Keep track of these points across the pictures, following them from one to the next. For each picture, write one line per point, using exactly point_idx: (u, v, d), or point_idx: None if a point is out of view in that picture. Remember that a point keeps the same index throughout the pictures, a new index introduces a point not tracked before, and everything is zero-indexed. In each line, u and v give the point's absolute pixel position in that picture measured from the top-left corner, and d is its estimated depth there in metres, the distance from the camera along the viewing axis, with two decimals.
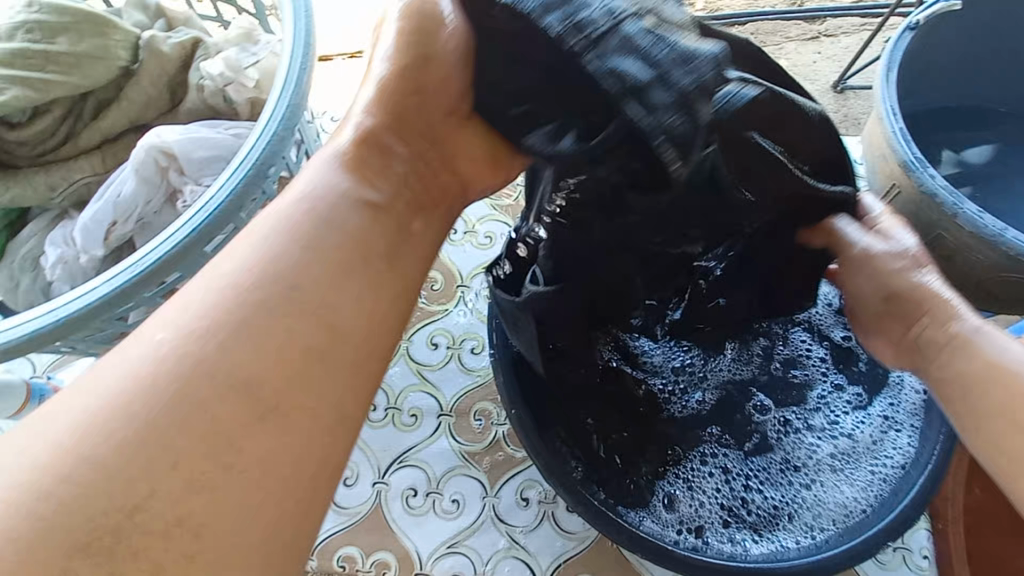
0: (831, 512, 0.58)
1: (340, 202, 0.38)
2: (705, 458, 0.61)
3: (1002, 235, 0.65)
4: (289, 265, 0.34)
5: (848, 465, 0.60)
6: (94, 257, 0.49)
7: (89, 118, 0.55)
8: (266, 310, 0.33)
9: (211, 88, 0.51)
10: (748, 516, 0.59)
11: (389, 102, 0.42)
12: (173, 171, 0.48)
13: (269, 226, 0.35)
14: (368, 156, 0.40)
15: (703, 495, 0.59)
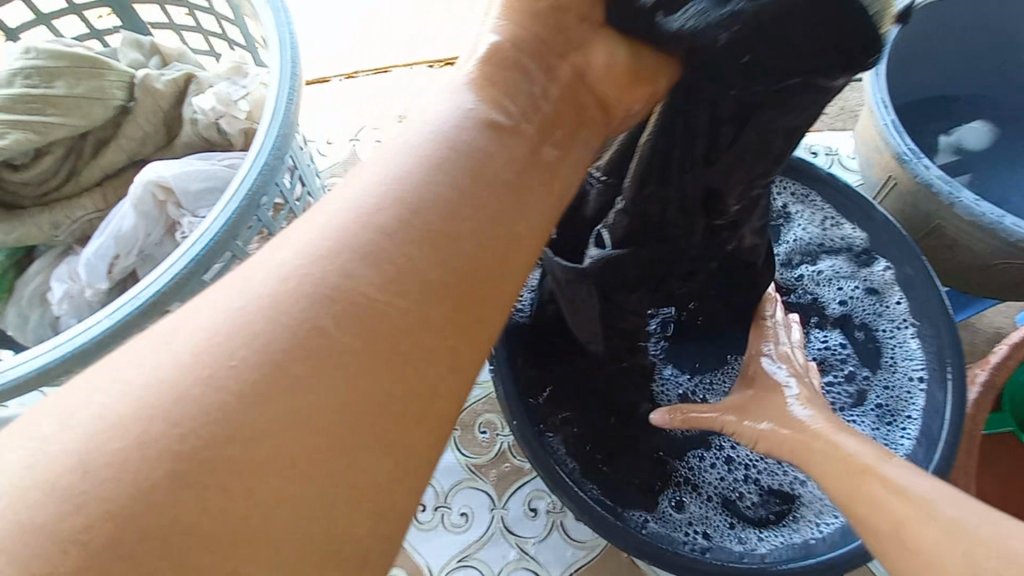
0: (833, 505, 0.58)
1: (467, 150, 0.30)
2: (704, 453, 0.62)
3: (1000, 222, 0.64)
4: (413, 218, 0.27)
5: None
6: (98, 291, 0.50)
7: (89, 156, 0.56)
8: (388, 271, 0.26)
9: (204, 121, 0.53)
10: (748, 511, 0.59)
11: (521, 16, 0.34)
12: (170, 204, 0.49)
13: (394, 170, 0.29)
14: (502, 79, 0.33)
15: (703, 493, 0.60)
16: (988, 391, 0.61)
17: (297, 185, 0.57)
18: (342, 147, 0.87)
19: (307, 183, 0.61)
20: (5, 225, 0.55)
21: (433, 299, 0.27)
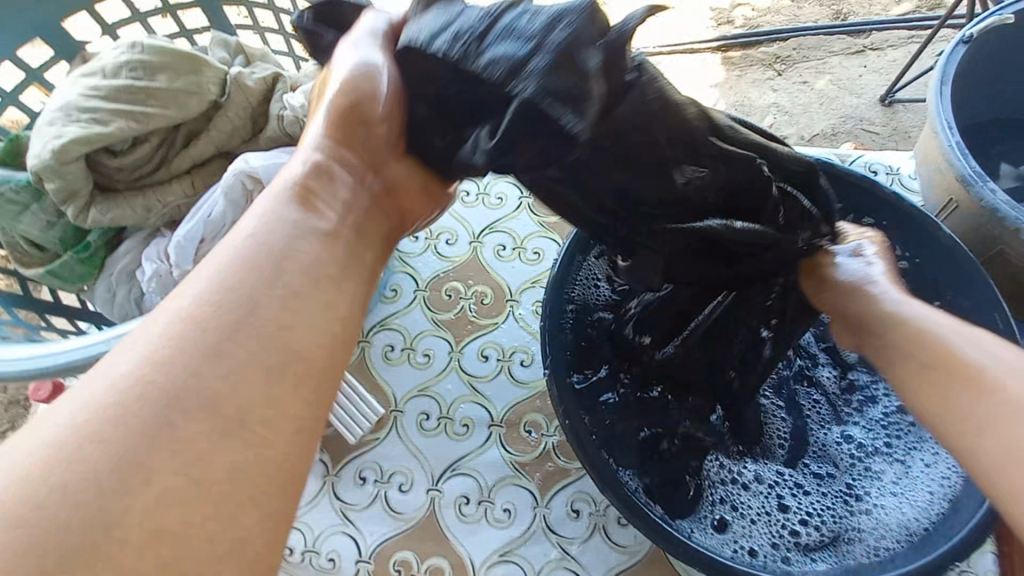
0: (893, 530, 0.56)
1: (293, 234, 0.37)
2: (746, 471, 0.61)
3: None
4: (231, 306, 0.33)
5: (906, 487, 0.59)
6: (185, 272, 0.54)
7: (180, 146, 0.60)
8: (214, 345, 0.31)
9: (291, 117, 0.56)
10: (798, 536, 0.57)
11: (331, 125, 0.43)
12: (256, 193, 0.52)
13: (219, 272, 0.34)
14: (311, 180, 0.40)
15: (747, 510, 0.59)
16: None
17: None
18: None
19: None
20: (101, 205, 0.58)
21: (255, 357, 0.32)
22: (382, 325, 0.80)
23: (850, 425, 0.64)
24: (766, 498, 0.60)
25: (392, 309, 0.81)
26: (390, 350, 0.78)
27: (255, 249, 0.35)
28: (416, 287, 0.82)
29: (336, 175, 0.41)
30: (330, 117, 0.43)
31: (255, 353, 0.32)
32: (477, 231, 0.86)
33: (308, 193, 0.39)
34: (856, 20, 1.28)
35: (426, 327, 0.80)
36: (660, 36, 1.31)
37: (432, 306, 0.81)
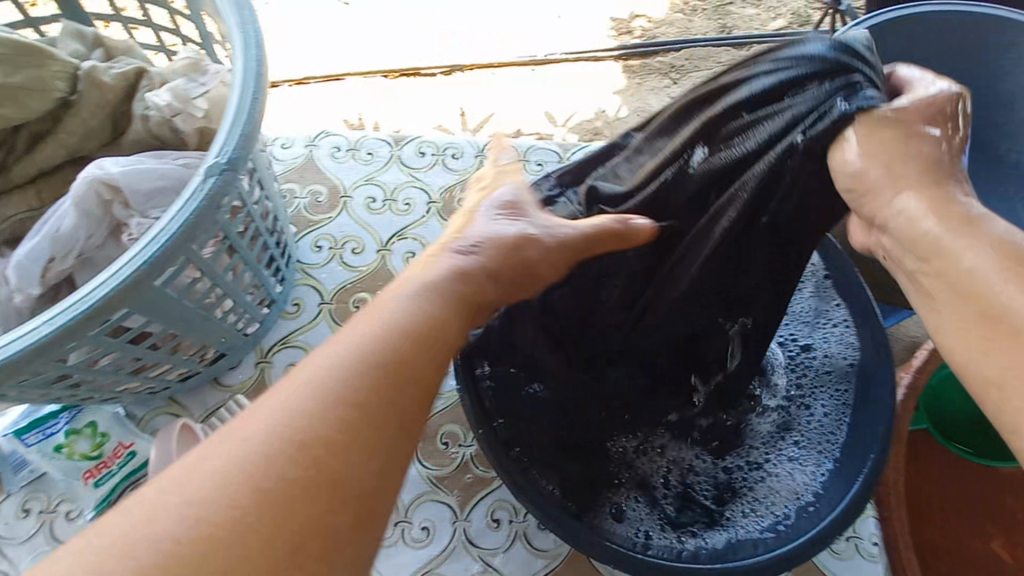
0: (784, 497, 0.59)
1: (392, 350, 0.36)
2: (644, 454, 0.63)
3: None
4: (308, 439, 0.31)
5: (798, 451, 0.62)
6: (30, 296, 0.46)
7: (22, 151, 0.53)
8: (297, 484, 0.29)
9: (156, 118, 0.50)
10: (700, 513, 0.60)
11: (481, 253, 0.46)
12: (116, 204, 0.46)
13: (298, 405, 0.32)
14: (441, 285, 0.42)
15: (650, 492, 0.61)
16: (911, 391, 0.71)
17: (256, 188, 0.55)
18: (298, 152, 0.86)
19: (265, 187, 0.58)
20: None
21: (332, 507, 0.30)
22: (282, 344, 0.73)
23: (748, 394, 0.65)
24: (665, 480, 0.62)
25: (293, 325, 0.74)
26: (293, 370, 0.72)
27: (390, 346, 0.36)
28: (320, 300, 0.76)
29: (457, 295, 0.43)
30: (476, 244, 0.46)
31: (326, 492, 0.30)
32: (385, 239, 0.80)
33: (432, 295, 0.41)
34: (739, 33, 1.39)
35: None
36: (565, 44, 1.36)
37: (339, 320, 0.74)
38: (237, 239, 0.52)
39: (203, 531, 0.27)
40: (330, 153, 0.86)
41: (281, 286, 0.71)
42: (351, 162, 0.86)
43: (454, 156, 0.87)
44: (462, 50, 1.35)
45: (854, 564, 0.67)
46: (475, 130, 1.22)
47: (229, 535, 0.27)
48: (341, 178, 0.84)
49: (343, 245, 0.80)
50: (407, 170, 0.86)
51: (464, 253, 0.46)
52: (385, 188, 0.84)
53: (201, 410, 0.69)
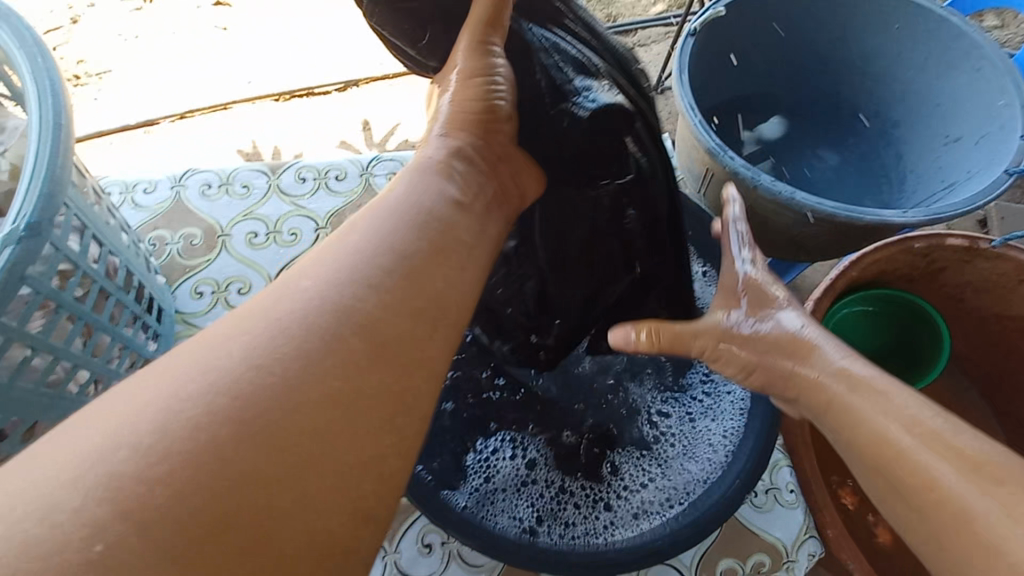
0: (668, 494, 0.62)
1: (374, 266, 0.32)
2: (536, 461, 0.65)
3: (792, 199, 0.77)
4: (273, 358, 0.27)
5: (683, 447, 0.65)
6: None
7: None
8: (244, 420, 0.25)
9: None
10: (587, 513, 0.62)
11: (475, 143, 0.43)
12: None
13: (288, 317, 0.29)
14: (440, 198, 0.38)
15: (537, 497, 0.63)
16: None
17: (91, 245, 0.50)
18: (164, 195, 0.80)
19: (106, 242, 0.53)
20: None
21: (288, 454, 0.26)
22: None
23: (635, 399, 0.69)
24: (556, 485, 0.63)
25: None
26: None
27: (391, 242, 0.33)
28: None
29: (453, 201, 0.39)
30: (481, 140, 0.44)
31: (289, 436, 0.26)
32: (273, 274, 0.76)
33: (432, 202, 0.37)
34: (624, 19, 1.42)
35: None
36: None
37: None
38: (76, 304, 0.48)
39: (204, 423, 0.25)
40: (201, 192, 0.81)
41: (157, 344, 0.66)
42: (225, 198, 0.81)
43: (338, 176, 0.84)
44: (352, 64, 1.31)
45: (776, 514, 0.70)
46: (381, 143, 1.19)
47: (216, 441, 0.25)
48: (215, 216, 0.79)
49: (227, 287, 0.75)
50: (288, 199, 0.81)
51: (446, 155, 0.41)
52: (268, 221, 0.79)
53: None
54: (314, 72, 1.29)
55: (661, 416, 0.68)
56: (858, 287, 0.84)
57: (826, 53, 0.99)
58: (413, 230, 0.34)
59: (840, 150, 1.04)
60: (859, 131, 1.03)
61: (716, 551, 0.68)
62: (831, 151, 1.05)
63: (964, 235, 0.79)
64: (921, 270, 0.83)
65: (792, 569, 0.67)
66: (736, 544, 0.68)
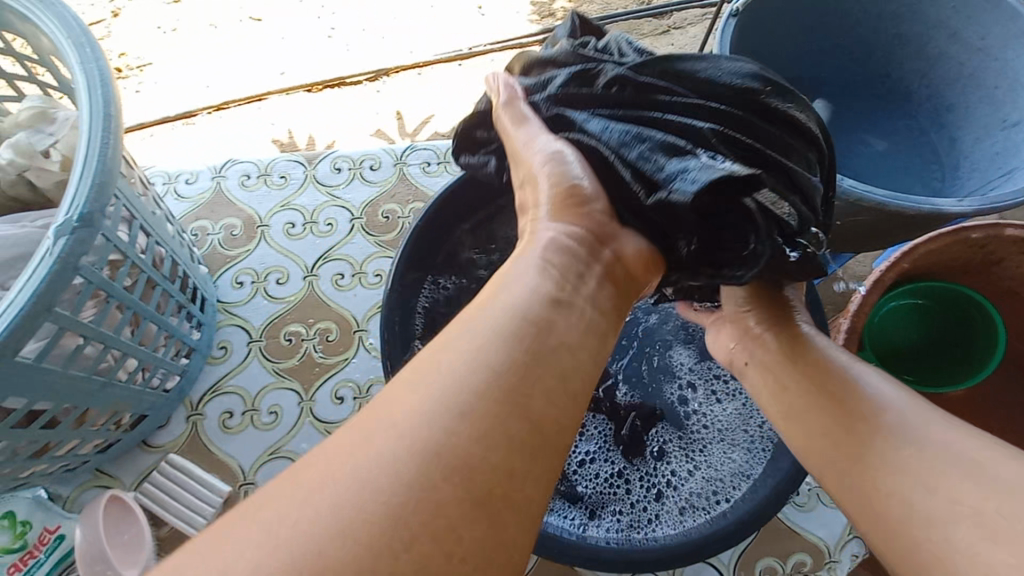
0: (714, 486, 0.60)
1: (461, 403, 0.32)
2: (580, 447, 0.64)
3: (840, 186, 0.74)
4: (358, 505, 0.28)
5: (732, 434, 0.63)
6: None
7: None
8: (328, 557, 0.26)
9: (6, 179, 0.50)
10: (632, 503, 0.61)
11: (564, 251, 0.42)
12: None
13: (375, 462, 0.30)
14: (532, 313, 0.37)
15: (581, 485, 0.62)
16: (851, 336, 0.72)
17: (139, 236, 0.51)
18: (205, 185, 0.82)
19: (153, 232, 0.54)
20: None
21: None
22: (213, 392, 0.69)
23: (684, 382, 0.67)
24: (599, 473, 0.63)
25: (223, 370, 0.70)
26: (228, 417, 0.68)
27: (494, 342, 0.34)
28: (249, 338, 0.72)
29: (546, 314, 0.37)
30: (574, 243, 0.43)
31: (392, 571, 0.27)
32: (310, 264, 0.76)
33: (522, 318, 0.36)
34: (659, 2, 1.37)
35: (266, 381, 0.70)
36: (489, 35, 1.32)
37: (270, 356, 0.71)
38: (125, 293, 0.49)
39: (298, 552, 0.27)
40: (240, 182, 0.82)
41: (199, 332, 0.68)
42: (263, 188, 0.81)
43: (372, 166, 0.84)
44: (383, 53, 1.30)
45: (818, 515, 0.67)
46: (413, 134, 1.18)
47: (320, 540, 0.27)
48: (254, 207, 0.80)
49: (266, 277, 0.75)
50: (324, 189, 0.82)
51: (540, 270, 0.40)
52: (304, 211, 0.80)
53: (133, 476, 0.65)
54: (346, 62, 1.29)
55: (705, 400, 0.66)
56: (907, 279, 0.81)
57: (875, 33, 0.95)
58: (502, 344, 0.34)
59: (890, 136, 0.99)
60: (910, 115, 0.97)
61: (756, 550, 0.66)
62: (880, 138, 1.00)
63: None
64: (976, 262, 0.79)
65: (835, 570, 0.65)
66: (777, 543, 0.66)
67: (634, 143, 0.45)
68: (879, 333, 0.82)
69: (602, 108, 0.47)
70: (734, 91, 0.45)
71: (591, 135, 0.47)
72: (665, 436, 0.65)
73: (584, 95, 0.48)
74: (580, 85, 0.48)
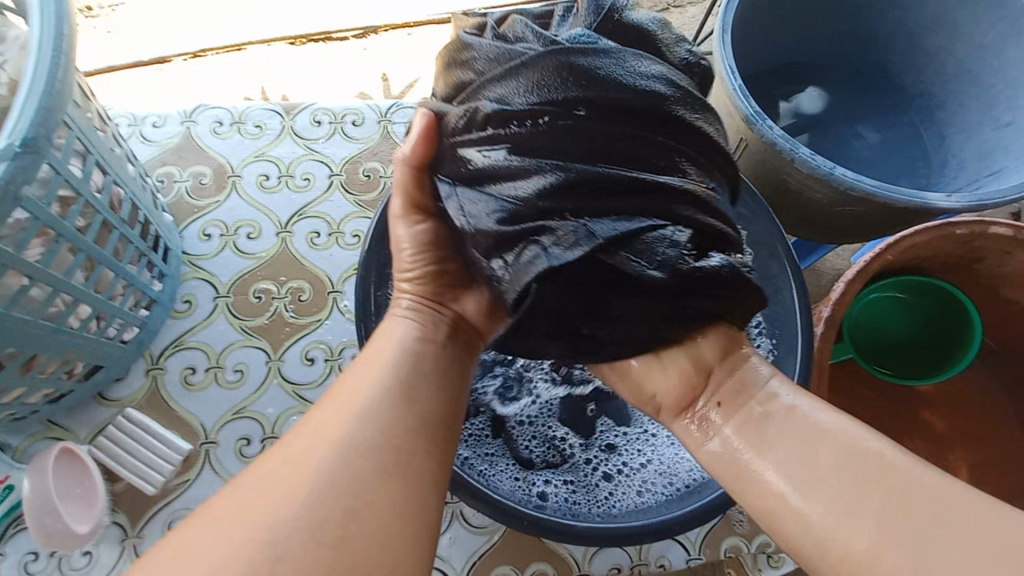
0: (669, 473, 0.60)
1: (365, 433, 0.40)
2: (533, 424, 0.63)
3: (831, 173, 0.73)
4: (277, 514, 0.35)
5: None
6: None
7: None
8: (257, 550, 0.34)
9: None
10: (585, 484, 0.60)
11: (426, 311, 0.51)
12: None
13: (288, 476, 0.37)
14: (415, 345, 0.47)
15: (537, 464, 0.61)
16: (830, 324, 0.72)
17: (94, 172, 0.47)
18: (174, 130, 0.77)
19: (110, 170, 0.50)
20: None
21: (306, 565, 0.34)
22: (174, 346, 0.66)
23: None
24: (554, 452, 0.62)
25: (186, 325, 0.67)
26: (190, 373, 0.65)
27: (385, 367, 0.45)
28: (216, 294, 0.68)
29: (428, 342, 0.48)
30: (433, 298, 0.52)
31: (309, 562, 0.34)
32: (284, 220, 0.73)
33: (407, 344, 0.47)
34: None
35: (233, 339, 0.67)
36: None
37: (237, 313, 0.68)
38: (77, 233, 0.45)
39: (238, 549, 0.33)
40: (212, 129, 0.77)
41: (161, 284, 0.64)
42: (236, 137, 0.77)
43: (354, 122, 0.80)
44: (371, 8, 1.24)
45: None
46: (398, 96, 1.14)
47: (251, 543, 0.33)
48: (226, 156, 0.76)
49: (236, 231, 0.72)
50: (302, 142, 0.78)
51: (411, 316, 0.50)
52: (280, 164, 0.76)
53: (87, 430, 0.62)
54: (332, 15, 1.23)
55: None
56: (891, 271, 0.80)
57: (876, 21, 0.93)
58: (389, 369, 0.45)
59: (881, 130, 0.97)
60: (902, 108, 0.96)
61: (723, 530, 0.66)
62: (871, 130, 0.98)
63: (1009, 225, 0.74)
64: (958, 258, 0.79)
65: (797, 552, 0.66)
66: (744, 525, 0.66)
67: (525, 195, 0.40)
68: (858, 324, 0.82)
69: (483, 140, 0.42)
70: (638, 91, 0.39)
71: (484, 186, 0.42)
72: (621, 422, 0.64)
73: (472, 139, 0.42)
74: (466, 126, 0.43)
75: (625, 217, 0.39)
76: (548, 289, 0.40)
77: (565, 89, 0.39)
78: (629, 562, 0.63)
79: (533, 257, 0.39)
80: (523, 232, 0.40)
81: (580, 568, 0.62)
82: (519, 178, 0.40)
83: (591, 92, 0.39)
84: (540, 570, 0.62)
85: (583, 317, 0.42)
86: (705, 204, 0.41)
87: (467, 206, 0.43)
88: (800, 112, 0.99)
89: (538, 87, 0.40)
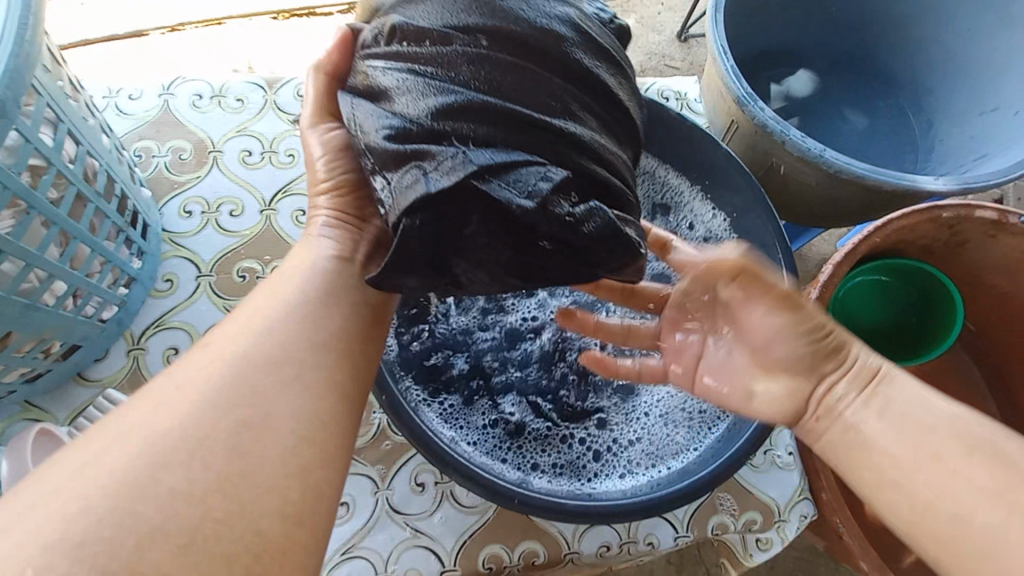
0: (658, 456, 0.60)
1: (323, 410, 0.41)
2: (518, 402, 0.63)
3: (821, 156, 0.73)
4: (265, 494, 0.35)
5: (680, 408, 0.63)
6: None
7: None
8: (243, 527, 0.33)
9: None
10: (572, 464, 0.59)
11: (345, 236, 0.50)
12: None
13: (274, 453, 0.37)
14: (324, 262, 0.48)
15: (525, 442, 0.60)
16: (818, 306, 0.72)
17: (66, 142, 0.45)
18: (151, 104, 0.74)
19: (83, 141, 0.48)
20: None
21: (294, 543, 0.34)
22: (156, 326, 0.64)
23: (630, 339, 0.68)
24: (542, 430, 0.61)
25: (167, 305, 0.65)
26: (173, 354, 0.63)
27: (316, 294, 0.46)
28: (198, 273, 0.67)
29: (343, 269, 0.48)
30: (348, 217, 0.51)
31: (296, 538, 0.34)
32: (267, 198, 0.71)
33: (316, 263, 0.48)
34: None
35: (217, 319, 0.65)
36: None
37: (221, 292, 0.66)
38: (49, 206, 0.43)
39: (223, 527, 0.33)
40: (191, 103, 0.74)
41: (141, 261, 0.62)
42: (217, 111, 0.74)
43: None
44: None
45: (771, 475, 0.69)
46: None
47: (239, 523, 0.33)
48: (206, 130, 0.73)
49: (218, 208, 0.70)
50: (286, 117, 0.75)
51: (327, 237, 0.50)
52: (263, 139, 0.74)
53: (66, 411, 0.60)
54: None
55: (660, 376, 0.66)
56: (878, 254, 0.81)
57: (867, 3, 0.92)
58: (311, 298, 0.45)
59: (870, 113, 0.97)
60: (892, 92, 0.96)
61: (710, 508, 0.67)
62: (860, 113, 0.97)
63: (994, 208, 0.75)
64: (943, 243, 0.80)
65: (782, 528, 0.67)
66: (731, 502, 0.67)
67: (410, 113, 0.39)
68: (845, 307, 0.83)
69: (383, 58, 0.42)
70: (536, 29, 0.40)
71: (377, 98, 0.41)
72: (611, 404, 0.64)
73: (378, 53, 0.42)
74: (374, 39, 0.43)
75: (503, 150, 0.38)
76: (433, 221, 0.38)
77: (461, 17, 0.40)
78: (618, 539, 0.64)
79: (409, 175, 0.38)
80: (403, 152, 0.38)
81: (569, 546, 0.63)
82: (409, 92, 0.39)
83: (490, 22, 0.39)
84: (530, 547, 0.62)
85: (469, 254, 0.39)
86: (591, 152, 0.40)
87: (356, 116, 0.42)
88: (790, 95, 0.98)
89: (437, 9, 0.40)
